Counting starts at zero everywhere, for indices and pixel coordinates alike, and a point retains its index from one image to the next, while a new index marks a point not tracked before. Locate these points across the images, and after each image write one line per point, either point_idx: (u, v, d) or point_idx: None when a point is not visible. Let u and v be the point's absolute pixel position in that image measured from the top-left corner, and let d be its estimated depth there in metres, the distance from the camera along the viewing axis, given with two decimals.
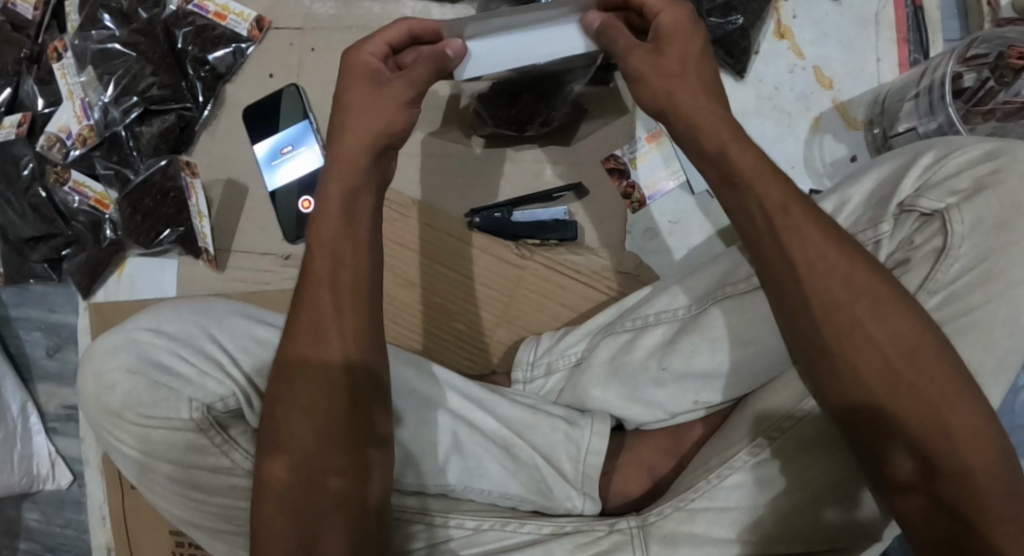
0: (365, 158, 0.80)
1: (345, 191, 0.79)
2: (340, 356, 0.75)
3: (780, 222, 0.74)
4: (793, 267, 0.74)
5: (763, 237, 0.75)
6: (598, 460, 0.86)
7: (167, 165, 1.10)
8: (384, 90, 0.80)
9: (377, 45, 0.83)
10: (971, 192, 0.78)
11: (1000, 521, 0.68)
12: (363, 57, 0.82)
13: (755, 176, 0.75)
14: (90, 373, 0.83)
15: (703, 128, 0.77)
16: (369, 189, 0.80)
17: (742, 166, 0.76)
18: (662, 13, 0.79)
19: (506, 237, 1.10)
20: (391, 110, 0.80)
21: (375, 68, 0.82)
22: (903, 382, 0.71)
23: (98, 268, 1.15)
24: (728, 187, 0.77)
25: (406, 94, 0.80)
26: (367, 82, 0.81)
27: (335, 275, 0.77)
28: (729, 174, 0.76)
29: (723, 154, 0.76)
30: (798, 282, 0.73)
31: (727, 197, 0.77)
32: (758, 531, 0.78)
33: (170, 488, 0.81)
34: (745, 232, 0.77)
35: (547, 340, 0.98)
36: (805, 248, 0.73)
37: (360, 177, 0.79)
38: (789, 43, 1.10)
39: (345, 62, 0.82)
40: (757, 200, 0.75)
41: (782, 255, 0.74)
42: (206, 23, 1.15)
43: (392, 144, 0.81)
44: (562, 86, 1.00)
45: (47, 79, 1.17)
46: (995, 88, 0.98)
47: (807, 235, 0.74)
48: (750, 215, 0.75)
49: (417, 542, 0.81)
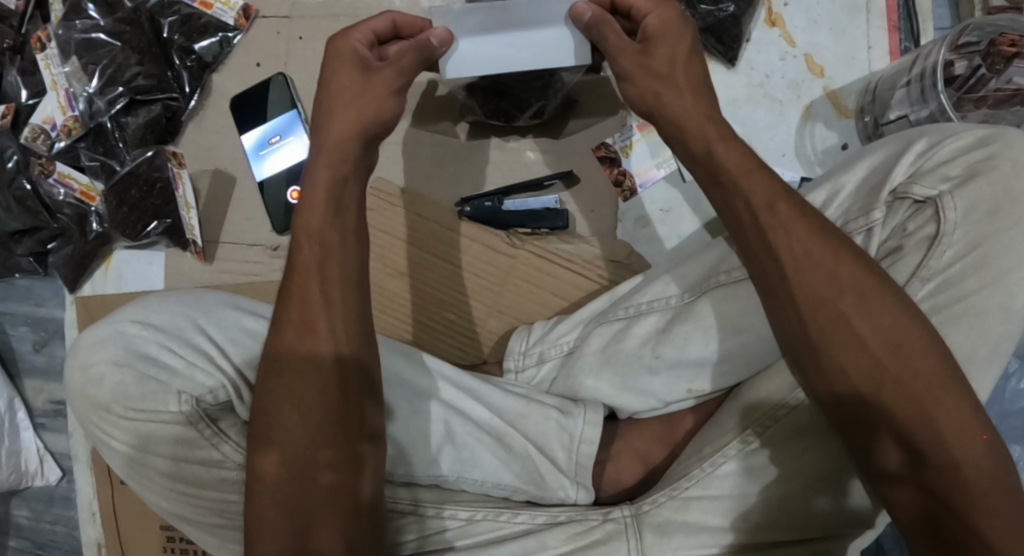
0: (353, 147, 0.79)
1: (332, 182, 0.78)
2: (330, 349, 0.75)
3: (766, 219, 0.75)
4: (780, 263, 0.74)
5: (750, 235, 0.76)
6: (592, 450, 0.85)
7: (153, 156, 1.09)
8: (371, 77, 0.79)
9: (364, 32, 0.81)
10: (964, 177, 0.78)
11: (988, 513, 0.68)
12: (350, 43, 0.80)
13: (742, 175, 0.76)
14: (76, 367, 0.82)
15: (691, 126, 0.78)
16: (356, 178, 0.79)
17: (729, 166, 0.76)
18: (650, 15, 0.79)
19: (496, 226, 1.09)
20: (383, 96, 0.79)
21: (361, 55, 0.80)
22: (889, 376, 0.71)
23: (85, 260, 1.14)
24: (715, 187, 0.78)
25: (394, 83, 0.79)
26: (354, 67, 0.80)
27: (323, 267, 0.76)
28: (715, 174, 0.77)
29: (710, 154, 0.77)
30: (785, 278, 0.74)
31: (715, 197, 0.78)
32: (750, 518, 0.78)
33: (160, 482, 0.80)
34: (731, 226, 0.77)
35: (538, 330, 0.97)
36: (790, 245, 0.74)
37: (348, 167, 0.79)
38: (780, 31, 1.10)
39: (331, 49, 0.81)
40: (743, 199, 0.76)
41: (768, 253, 0.75)
42: (192, 12, 1.14)
43: (380, 134, 0.80)
44: (551, 83, 0.99)
45: (30, 70, 1.15)
46: (986, 76, 0.98)
47: (794, 231, 0.74)
48: (738, 213, 0.76)
49: (409, 534, 0.82)
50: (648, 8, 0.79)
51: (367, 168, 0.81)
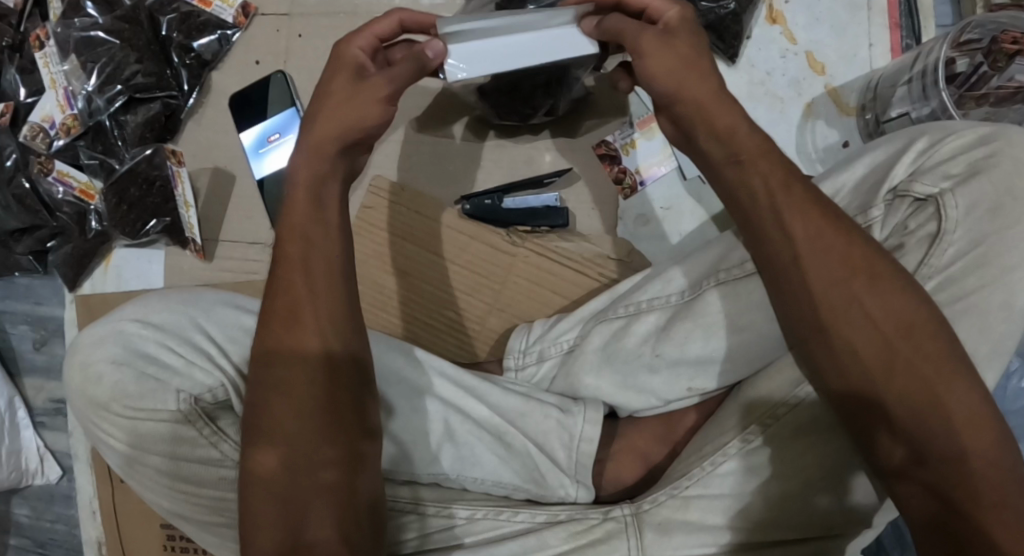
0: (330, 149, 0.79)
1: (309, 179, 0.78)
2: (319, 346, 0.75)
3: (781, 199, 0.74)
4: (793, 243, 0.74)
5: (765, 216, 0.75)
6: (592, 448, 0.85)
7: (153, 154, 1.08)
8: (360, 84, 0.79)
9: (366, 37, 0.81)
10: (966, 176, 0.78)
11: (993, 508, 0.68)
12: (351, 51, 0.81)
13: (762, 156, 0.76)
14: (76, 365, 0.82)
15: (712, 109, 0.77)
16: (335, 178, 0.79)
17: (750, 147, 0.76)
18: (667, 12, 0.79)
19: (496, 224, 1.09)
20: (367, 102, 0.78)
21: (360, 63, 0.80)
22: (899, 359, 0.71)
23: (85, 259, 1.14)
24: (733, 165, 0.77)
25: (382, 89, 0.78)
26: (348, 75, 0.80)
27: (307, 258, 0.76)
28: (735, 152, 0.76)
29: (733, 133, 0.76)
30: (797, 260, 0.74)
31: (731, 175, 0.77)
32: (749, 517, 0.78)
33: (159, 481, 0.80)
34: (745, 208, 0.77)
35: (538, 328, 0.97)
36: (806, 226, 0.73)
37: (325, 165, 0.79)
38: (781, 28, 1.10)
39: (334, 57, 0.81)
40: (761, 177, 0.75)
41: (782, 231, 0.74)
42: (191, 10, 1.13)
43: (361, 141, 0.80)
44: (565, 82, 0.99)
45: (29, 68, 1.15)
46: (989, 73, 0.97)
47: (809, 213, 0.74)
48: (754, 192, 0.76)
49: (409, 533, 0.81)
50: (665, 7, 0.79)
51: (347, 172, 0.81)
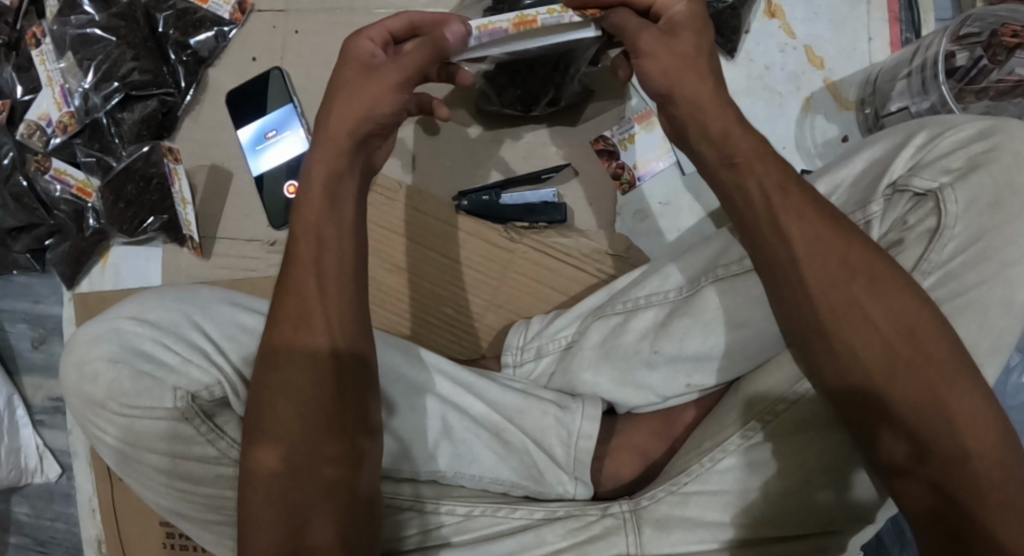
0: (346, 144, 0.77)
1: (327, 177, 0.78)
2: (327, 343, 0.74)
3: (777, 201, 0.74)
4: (791, 245, 0.73)
5: (761, 217, 0.75)
6: (590, 445, 0.85)
7: (149, 152, 1.09)
8: (373, 74, 0.78)
9: (378, 31, 0.80)
10: (966, 170, 0.77)
11: (999, 508, 0.67)
12: (362, 43, 0.79)
13: (755, 157, 0.75)
14: (71, 364, 0.81)
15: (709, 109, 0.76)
16: (352, 174, 0.78)
17: (742, 148, 0.76)
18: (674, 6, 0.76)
19: (494, 220, 1.08)
20: (388, 92, 0.77)
21: (371, 56, 0.79)
22: (902, 361, 0.70)
23: (81, 258, 1.13)
24: (726, 168, 0.76)
25: (394, 77, 0.77)
26: (357, 68, 0.79)
27: (320, 261, 0.76)
28: (729, 156, 0.76)
29: (726, 136, 0.76)
30: (793, 261, 0.73)
31: (725, 178, 0.76)
32: (748, 514, 0.78)
33: (157, 479, 0.79)
34: (740, 211, 0.76)
35: (536, 324, 0.97)
36: (803, 228, 0.73)
37: (339, 162, 0.78)
38: (779, 22, 1.09)
39: (343, 50, 0.80)
40: (756, 182, 0.75)
41: (779, 232, 0.74)
42: (187, 6, 1.14)
43: (375, 134, 0.78)
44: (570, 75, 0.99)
45: (25, 66, 1.14)
46: (988, 67, 0.98)
47: (805, 216, 0.73)
48: (749, 194, 0.75)
49: (410, 529, 0.81)
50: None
51: (366, 166, 0.80)
